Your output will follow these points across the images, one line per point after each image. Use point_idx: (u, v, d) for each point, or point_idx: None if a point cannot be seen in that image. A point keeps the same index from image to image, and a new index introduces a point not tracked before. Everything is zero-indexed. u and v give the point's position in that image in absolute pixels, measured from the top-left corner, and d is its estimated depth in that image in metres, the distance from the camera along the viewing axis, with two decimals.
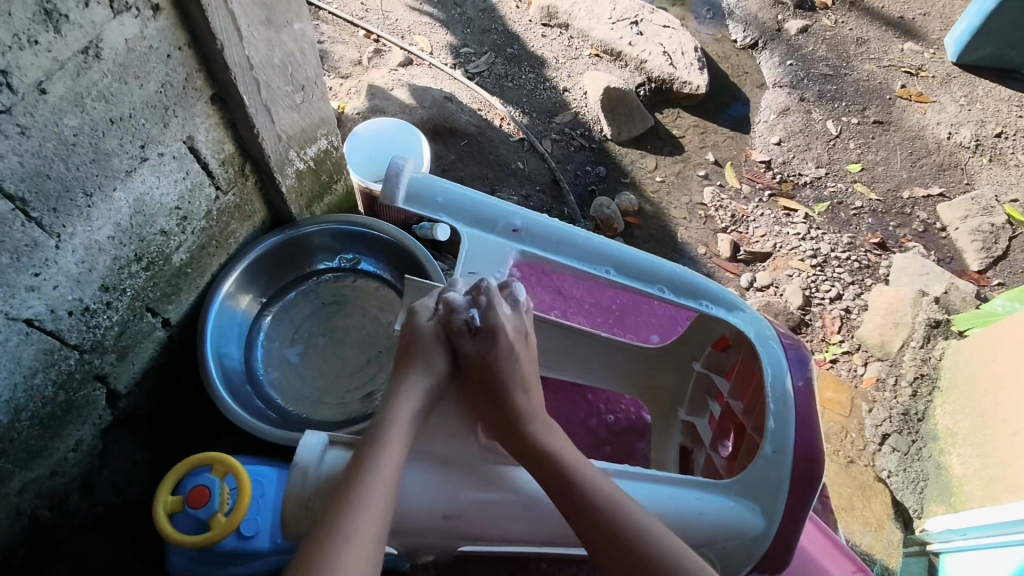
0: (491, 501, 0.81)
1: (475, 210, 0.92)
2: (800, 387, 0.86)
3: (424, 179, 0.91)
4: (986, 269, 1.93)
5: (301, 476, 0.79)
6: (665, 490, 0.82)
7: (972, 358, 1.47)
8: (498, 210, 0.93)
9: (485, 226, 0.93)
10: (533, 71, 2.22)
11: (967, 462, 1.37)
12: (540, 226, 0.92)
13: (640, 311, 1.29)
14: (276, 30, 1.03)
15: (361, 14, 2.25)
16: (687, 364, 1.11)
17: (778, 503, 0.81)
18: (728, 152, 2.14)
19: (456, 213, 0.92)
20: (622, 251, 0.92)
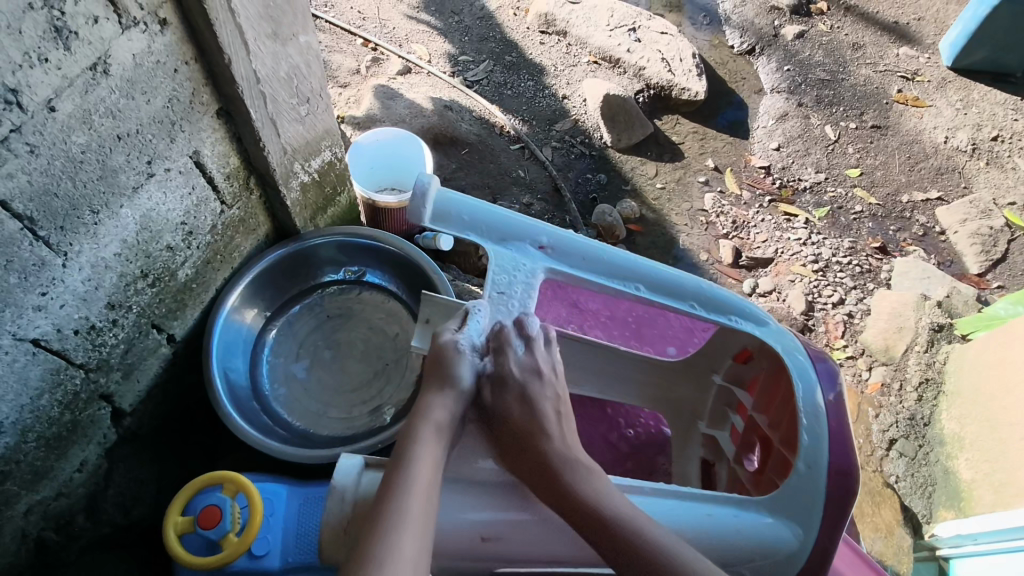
0: (529, 521, 0.79)
1: (500, 227, 0.92)
2: (830, 399, 0.85)
3: (449, 195, 0.90)
4: (986, 273, 1.94)
5: (339, 500, 0.77)
6: (702, 508, 0.81)
7: (976, 363, 1.47)
8: (523, 227, 0.92)
9: (510, 243, 0.92)
10: (532, 79, 2.22)
11: (975, 467, 1.36)
12: (565, 242, 0.92)
13: (656, 322, 1.29)
14: (282, 43, 1.02)
15: (358, 22, 2.24)
16: (706, 376, 1.11)
17: (814, 517, 0.80)
18: (728, 157, 2.15)
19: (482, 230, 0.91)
20: (650, 266, 0.92)
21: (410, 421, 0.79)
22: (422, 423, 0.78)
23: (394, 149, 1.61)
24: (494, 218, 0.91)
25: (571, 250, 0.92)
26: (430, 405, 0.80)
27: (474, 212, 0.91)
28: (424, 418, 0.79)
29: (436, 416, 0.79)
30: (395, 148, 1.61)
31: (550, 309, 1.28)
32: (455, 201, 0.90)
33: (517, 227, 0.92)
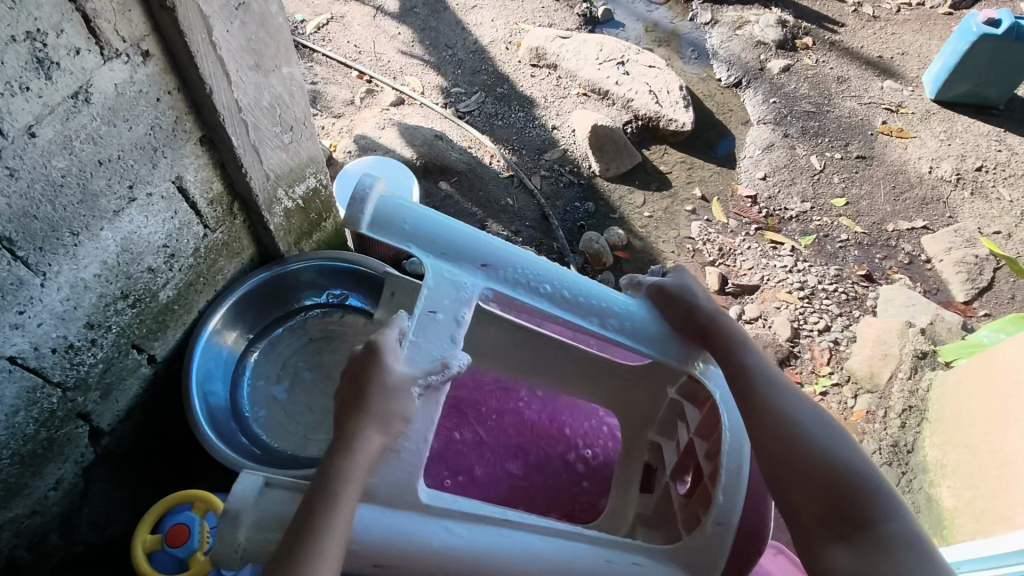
0: (433, 559, 0.75)
1: (441, 242, 0.93)
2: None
3: (394, 198, 0.95)
4: (973, 300, 1.93)
5: (233, 521, 0.74)
6: (603, 554, 0.80)
7: (959, 391, 1.47)
8: (465, 246, 0.93)
9: (450, 259, 0.93)
10: (522, 110, 2.27)
11: (957, 494, 1.35)
12: (504, 262, 0.93)
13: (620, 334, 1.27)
14: (265, 75, 1.07)
15: (354, 55, 2.32)
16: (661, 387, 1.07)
17: (712, 566, 0.80)
18: (716, 186, 2.18)
19: (425, 245, 0.93)
20: (588, 288, 0.93)
21: (338, 453, 0.74)
22: (350, 456, 0.73)
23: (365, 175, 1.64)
24: (430, 222, 0.94)
25: (508, 262, 0.93)
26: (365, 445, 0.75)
27: (413, 216, 0.94)
28: (351, 450, 0.74)
29: (366, 453, 0.74)
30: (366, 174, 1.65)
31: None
32: (395, 206, 0.94)
33: (452, 244, 0.93)
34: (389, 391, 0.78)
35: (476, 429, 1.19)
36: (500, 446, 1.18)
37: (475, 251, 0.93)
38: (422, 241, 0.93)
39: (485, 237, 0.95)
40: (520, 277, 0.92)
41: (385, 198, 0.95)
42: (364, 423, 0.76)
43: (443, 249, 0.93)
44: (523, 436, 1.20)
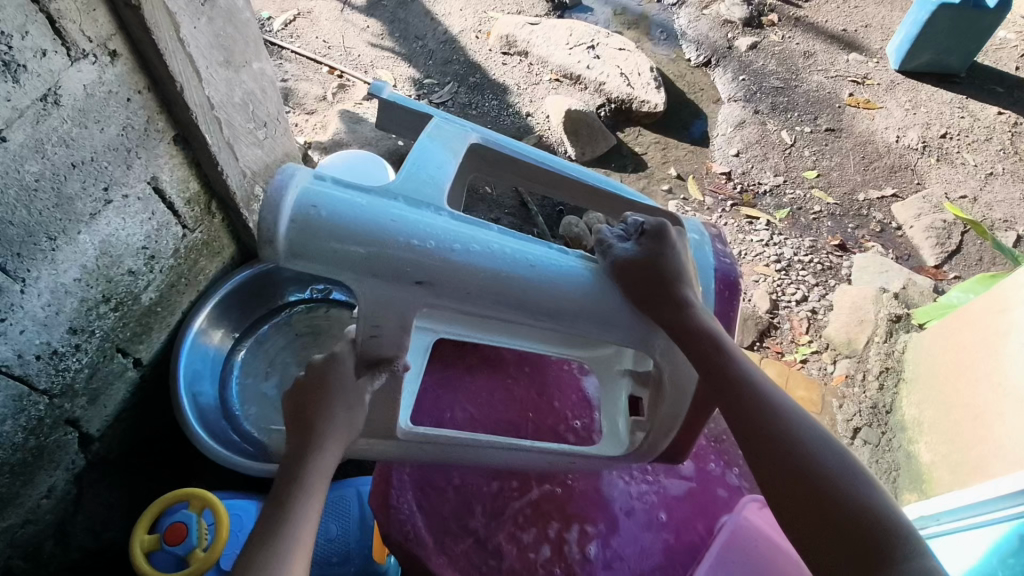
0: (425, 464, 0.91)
1: (370, 262, 0.79)
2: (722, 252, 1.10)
3: (310, 210, 0.77)
4: (943, 264, 1.99)
5: None
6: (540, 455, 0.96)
7: (933, 350, 1.53)
8: (396, 259, 0.79)
9: (384, 276, 0.79)
10: (495, 98, 2.28)
11: (934, 450, 1.41)
12: (446, 271, 0.81)
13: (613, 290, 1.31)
14: (235, 71, 1.07)
15: (323, 51, 2.30)
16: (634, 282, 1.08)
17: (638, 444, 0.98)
18: (690, 165, 2.21)
19: (350, 266, 0.78)
20: (546, 282, 0.85)
21: (305, 450, 0.77)
22: (318, 453, 0.77)
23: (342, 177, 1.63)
24: (359, 234, 0.78)
25: (459, 272, 0.82)
26: (325, 438, 0.78)
27: (339, 233, 0.77)
28: (318, 447, 0.78)
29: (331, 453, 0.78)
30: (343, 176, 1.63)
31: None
32: (313, 222, 0.77)
33: (383, 255, 0.79)
34: (348, 391, 0.82)
35: (465, 408, 1.13)
36: (490, 425, 1.13)
37: (419, 264, 0.80)
38: (353, 262, 0.78)
39: (430, 238, 0.81)
40: (474, 288, 0.83)
41: (299, 211, 0.77)
42: (333, 423, 0.80)
43: (382, 264, 0.79)
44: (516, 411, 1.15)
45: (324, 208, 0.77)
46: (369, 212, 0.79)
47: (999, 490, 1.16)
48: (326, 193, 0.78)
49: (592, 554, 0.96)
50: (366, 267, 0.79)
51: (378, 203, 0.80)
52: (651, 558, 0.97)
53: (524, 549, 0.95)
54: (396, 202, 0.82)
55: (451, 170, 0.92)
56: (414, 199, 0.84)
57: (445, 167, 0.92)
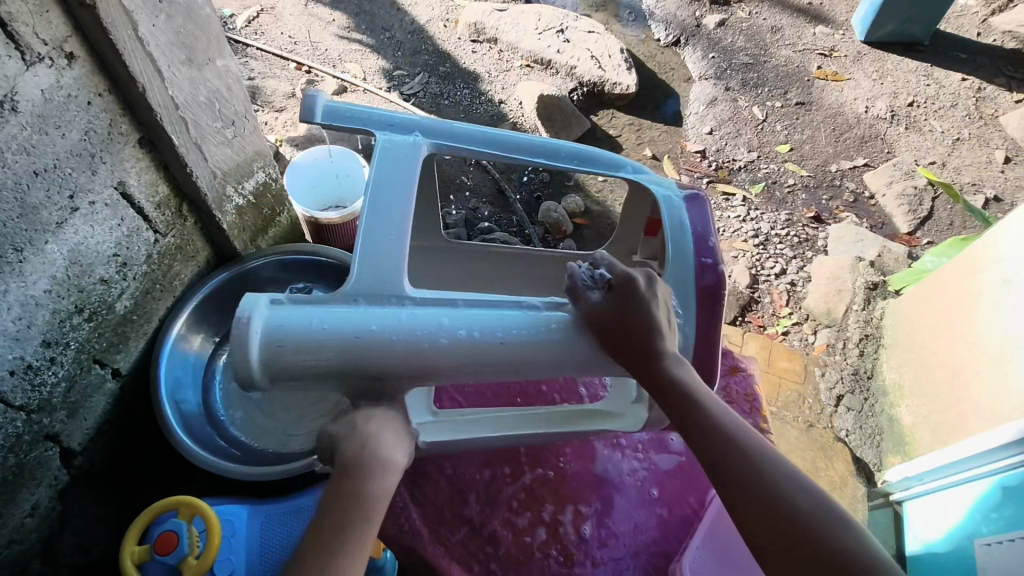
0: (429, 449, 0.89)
1: (349, 362, 0.73)
2: (699, 229, 0.97)
3: (275, 333, 0.71)
4: (916, 230, 2.03)
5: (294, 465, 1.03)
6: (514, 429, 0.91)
7: (910, 315, 1.56)
8: (376, 355, 0.73)
9: (368, 369, 0.73)
10: (467, 87, 2.26)
11: (915, 412, 1.44)
12: (430, 352, 0.74)
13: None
14: (198, 69, 1.04)
15: (289, 46, 2.26)
16: None
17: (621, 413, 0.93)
18: (665, 145, 2.22)
19: (332, 373, 0.73)
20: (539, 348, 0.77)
21: (365, 458, 0.71)
22: (381, 471, 0.71)
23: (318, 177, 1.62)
24: (332, 352, 0.72)
25: (445, 362, 0.75)
26: (375, 474, 0.70)
27: (315, 361, 0.71)
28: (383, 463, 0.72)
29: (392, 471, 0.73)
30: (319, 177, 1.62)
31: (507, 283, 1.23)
32: (285, 360, 0.71)
33: (360, 357, 0.73)
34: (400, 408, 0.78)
35: (454, 398, 1.11)
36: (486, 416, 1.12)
37: (401, 361, 0.74)
38: (338, 376, 0.73)
39: (404, 332, 0.74)
40: (468, 371, 0.76)
41: (266, 356, 0.70)
42: (393, 441, 0.75)
43: (365, 372, 0.74)
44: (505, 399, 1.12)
45: (290, 340, 0.71)
46: (334, 326, 0.73)
47: (980, 447, 1.21)
48: (284, 319, 0.72)
49: (588, 534, 0.96)
50: (354, 376, 0.74)
51: (340, 315, 0.74)
52: (647, 534, 0.97)
53: (519, 533, 0.95)
54: (362, 305, 0.76)
55: (407, 228, 0.84)
56: (375, 293, 0.78)
57: (399, 228, 0.84)
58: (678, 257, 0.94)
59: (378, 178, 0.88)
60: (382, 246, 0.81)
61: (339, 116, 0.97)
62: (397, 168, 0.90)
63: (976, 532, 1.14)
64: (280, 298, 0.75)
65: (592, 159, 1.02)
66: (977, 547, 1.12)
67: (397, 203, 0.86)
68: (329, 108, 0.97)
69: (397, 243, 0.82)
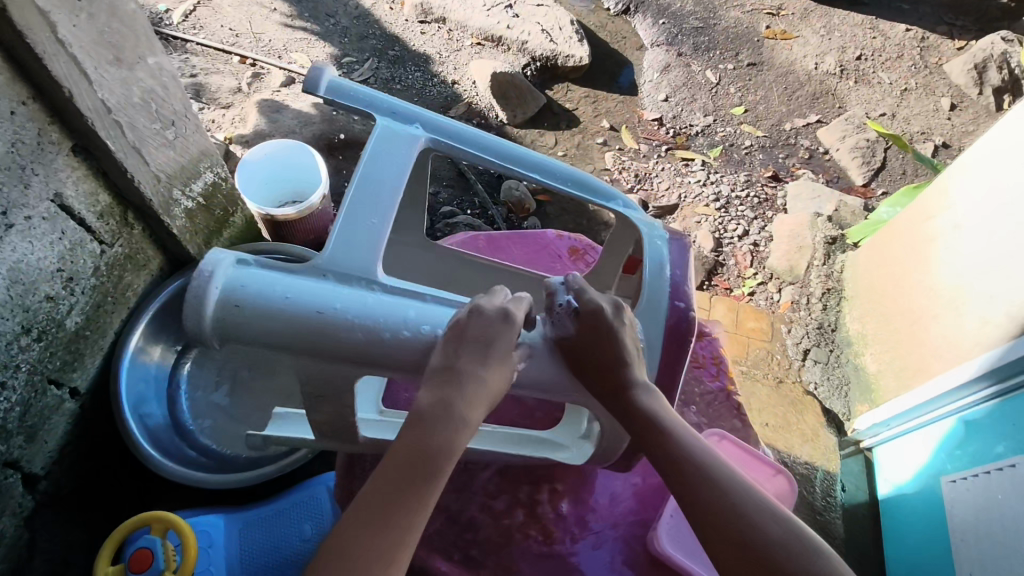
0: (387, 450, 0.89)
1: (300, 336, 0.71)
2: (678, 270, 0.91)
3: (238, 289, 0.71)
4: (870, 182, 2.07)
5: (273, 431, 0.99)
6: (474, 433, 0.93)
7: (869, 266, 1.60)
8: (329, 334, 0.72)
9: (319, 350, 0.72)
10: (418, 70, 2.21)
11: (879, 359, 1.48)
12: (385, 344, 0.73)
13: (565, 243, 1.26)
14: (128, 68, 0.99)
15: (231, 39, 2.17)
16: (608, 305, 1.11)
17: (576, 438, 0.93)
18: (622, 115, 2.21)
19: (284, 343, 0.72)
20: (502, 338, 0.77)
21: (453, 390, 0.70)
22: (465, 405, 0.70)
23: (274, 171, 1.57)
24: (290, 326, 0.71)
25: (403, 356, 0.73)
26: (462, 407, 0.70)
27: (267, 330, 0.71)
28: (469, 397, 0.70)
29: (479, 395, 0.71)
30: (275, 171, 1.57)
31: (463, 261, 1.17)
32: (239, 321, 0.71)
33: (312, 333, 0.71)
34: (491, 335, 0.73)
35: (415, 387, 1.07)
36: None
37: (356, 350, 0.72)
38: (291, 350, 0.72)
39: (366, 315, 0.73)
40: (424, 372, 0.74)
41: (221, 312, 0.70)
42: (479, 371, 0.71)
43: (318, 351, 0.72)
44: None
45: (248, 303, 0.71)
46: (296, 298, 0.72)
47: (941, 389, 1.26)
48: (248, 281, 0.72)
49: (566, 511, 0.95)
50: (305, 353, 0.72)
51: (307, 288, 0.73)
52: (629, 508, 0.98)
53: (498, 516, 0.94)
54: (329, 282, 0.75)
55: (392, 216, 0.82)
56: (348, 273, 0.77)
57: (382, 215, 0.82)
58: (653, 297, 0.87)
59: (365, 172, 0.85)
60: (358, 233, 0.79)
61: (341, 93, 0.91)
62: (389, 163, 0.86)
63: (942, 470, 1.21)
64: (250, 258, 0.75)
65: (589, 184, 0.96)
66: (944, 484, 1.20)
67: (380, 192, 0.84)
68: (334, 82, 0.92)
69: (377, 227, 0.81)
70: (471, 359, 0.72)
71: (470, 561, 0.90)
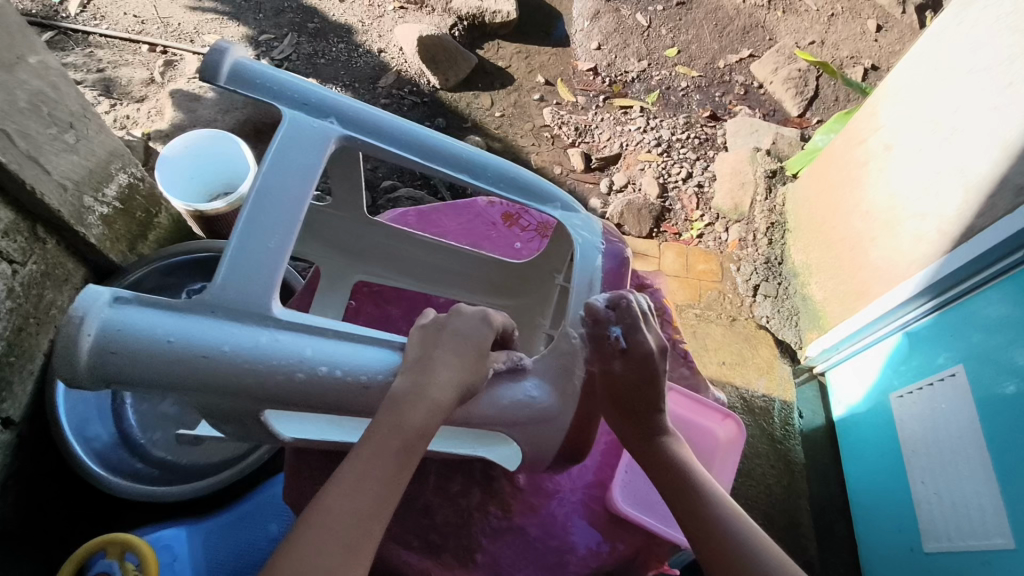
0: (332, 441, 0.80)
1: (194, 378, 0.64)
2: (610, 278, 0.86)
3: (116, 329, 0.62)
4: (805, 112, 2.09)
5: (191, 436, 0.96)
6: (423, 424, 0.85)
7: (808, 196, 1.62)
8: (227, 379, 0.65)
9: (219, 391, 0.65)
10: (341, 41, 2.11)
11: (824, 287, 1.52)
12: (291, 388, 0.66)
13: (497, 208, 1.23)
14: (8, 71, 0.92)
15: (137, 27, 2.03)
16: (550, 279, 1.10)
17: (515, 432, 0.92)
18: (556, 69, 2.17)
19: (178, 386, 0.64)
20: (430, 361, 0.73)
21: (433, 365, 0.69)
22: (441, 384, 0.69)
23: (206, 170, 1.50)
24: (176, 372, 0.64)
25: (309, 398, 0.67)
26: (437, 392, 0.68)
27: (152, 378, 0.64)
28: (450, 377, 0.70)
29: (454, 375, 0.70)
30: (207, 170, 1.50)
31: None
32: (118, 368, 0.63)
33: (208, 376, 0.64)
34: (477, 330, 0.74)
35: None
36: None
37: (259, 390, 0.66)
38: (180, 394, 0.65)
39: (263, 357, 0.65)
40: (321, 410, 0.68)
41: (94, 358, 0.62)
42: (456, 364, 0.71)
43: (209, 393, 0.66)
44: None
45: (126, 348, 0.62)
46: (182, 341, 0.64)
47: (881, 310, 1.30)
48: (125, 323, 0.63)
49: (523, 483, 0.95)
50: (198, 392, 0.65)
51: (194, 328, 0.65)
52: (586, 475, 0.97)
53: (455, 497, 0.93)
54: (219, 320, 0.66)
55: (293, 238, 0.71)
56: (239, 310, 0.66)
57: (283, 236, 0.70)
58: (585, 314, 0.82)
59: (263, 184, 0.72)
60: (253, 261, 0.68)
61: (244, 82, 0.79)
62: (293, 167, 0.75)
63: (891, 387, 1.26)
64: (128, 292, 0.65)
65: (523, 181, 0.87)
66: (893, 400, 1.25)
67: (280, 207, 0.72)
68: (237, 67, 0.79)
69: (274, 254, 0.69)
70: (451, 348, 0.72)
71: (431, 544, 0.90)
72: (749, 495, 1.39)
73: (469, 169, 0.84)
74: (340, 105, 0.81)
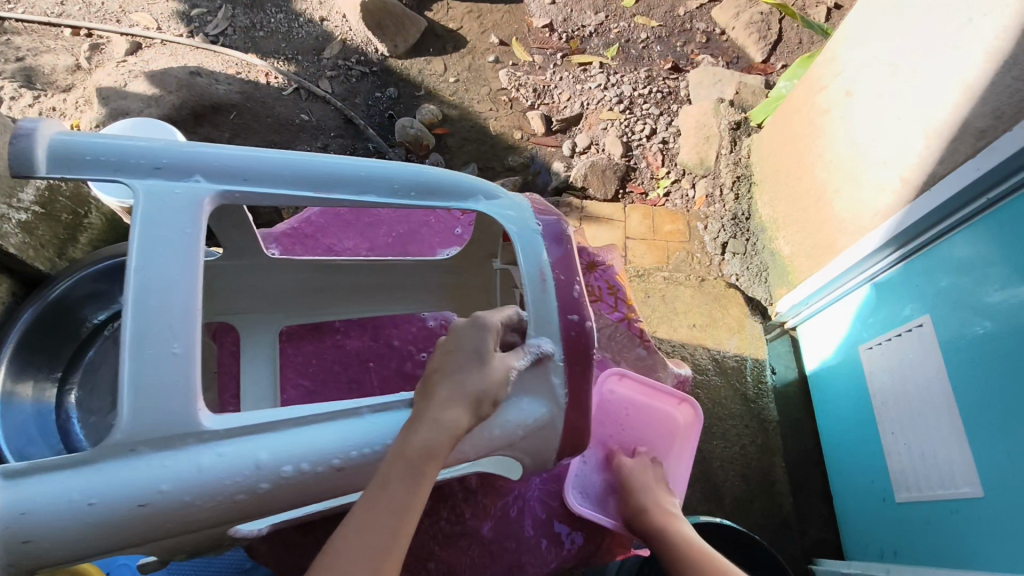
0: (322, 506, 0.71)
1: (142, 531, 0.57)
2: (559, 258, 0.77)
3: (28, 511, 0.54)
4: (768, 58, 2.03)
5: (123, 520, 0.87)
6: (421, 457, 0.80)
7: (772, 146, 1.57)
8: (179, 517, 0.58)
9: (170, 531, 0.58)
10: (280, 10, 1.97)
11: (791, 242, 1.49)
12: (243, 506, 0.60)
13: None
14: None
15: (57, 9, 1.88)
16: (485, 262, 1.08)
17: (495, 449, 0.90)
18: (510, 27, 2.06)
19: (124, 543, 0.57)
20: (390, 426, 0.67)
21: (441, 387, 0.67)
22: (445, 403, 0.66)
23: None
24: (107, 535, 0.56)
25: (267, 505, 0.62)
26: (436, 412, 0.65)
27: (82, 549, 0.56)
28: (457, 394, 0.67)
29: (460, 391, 0.67)
30: None
31: (331, 237, 1.15)
32: (38, 555, 0.54)
33: (152, 526, 0.57)
34: (479, 337, 0.71)
35: (299, 380, 1.06)
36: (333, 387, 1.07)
37: (213, 519, 0.60)
38: (122, 551, 0.58)
39: (208, 482, 0.58)
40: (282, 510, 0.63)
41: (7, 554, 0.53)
42: (455, 380, 0.68)
43: (156, 538, 0.59)
44: (355, 362, 1.10)
45: (41, 531, 0.54)
46: (107, 499, 0.55)
47: (846, 262, 1.26)
48: (30, 503, 0.54)
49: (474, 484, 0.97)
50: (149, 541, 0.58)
51: (112, 480, 0.56)
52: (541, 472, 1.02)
53: None
54: (142, 458, 0.57)
55: (196, 335, 0.61)
56: (162, 436, 0.58)
57: (187, 333, 0.61)
58: (540, 311, 0.74)
59: (141, 279, 0.61)
60: (155, 373, 0.59)
61: (75, 163, 0.66)
62: (168, 240, 0.63)
63: (860, 338, 1.25)
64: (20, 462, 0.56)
65: (431, 183, 0.77)
66: (862, 351, 1.23)
67: (170, 304, 0.61)
68: (56, 150, 0.66)
69: (180, 360, 0.60)
70: (452, 367, 0.69)
71: None
72: (724, 457, 1.38)
73: (363, 187, 0.74)
74: (203, 157, 0.69)
